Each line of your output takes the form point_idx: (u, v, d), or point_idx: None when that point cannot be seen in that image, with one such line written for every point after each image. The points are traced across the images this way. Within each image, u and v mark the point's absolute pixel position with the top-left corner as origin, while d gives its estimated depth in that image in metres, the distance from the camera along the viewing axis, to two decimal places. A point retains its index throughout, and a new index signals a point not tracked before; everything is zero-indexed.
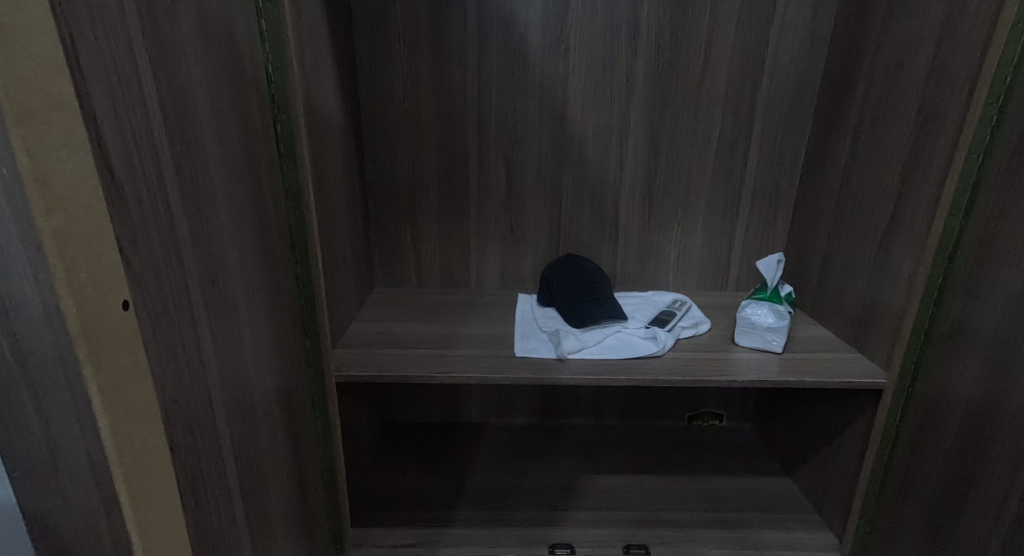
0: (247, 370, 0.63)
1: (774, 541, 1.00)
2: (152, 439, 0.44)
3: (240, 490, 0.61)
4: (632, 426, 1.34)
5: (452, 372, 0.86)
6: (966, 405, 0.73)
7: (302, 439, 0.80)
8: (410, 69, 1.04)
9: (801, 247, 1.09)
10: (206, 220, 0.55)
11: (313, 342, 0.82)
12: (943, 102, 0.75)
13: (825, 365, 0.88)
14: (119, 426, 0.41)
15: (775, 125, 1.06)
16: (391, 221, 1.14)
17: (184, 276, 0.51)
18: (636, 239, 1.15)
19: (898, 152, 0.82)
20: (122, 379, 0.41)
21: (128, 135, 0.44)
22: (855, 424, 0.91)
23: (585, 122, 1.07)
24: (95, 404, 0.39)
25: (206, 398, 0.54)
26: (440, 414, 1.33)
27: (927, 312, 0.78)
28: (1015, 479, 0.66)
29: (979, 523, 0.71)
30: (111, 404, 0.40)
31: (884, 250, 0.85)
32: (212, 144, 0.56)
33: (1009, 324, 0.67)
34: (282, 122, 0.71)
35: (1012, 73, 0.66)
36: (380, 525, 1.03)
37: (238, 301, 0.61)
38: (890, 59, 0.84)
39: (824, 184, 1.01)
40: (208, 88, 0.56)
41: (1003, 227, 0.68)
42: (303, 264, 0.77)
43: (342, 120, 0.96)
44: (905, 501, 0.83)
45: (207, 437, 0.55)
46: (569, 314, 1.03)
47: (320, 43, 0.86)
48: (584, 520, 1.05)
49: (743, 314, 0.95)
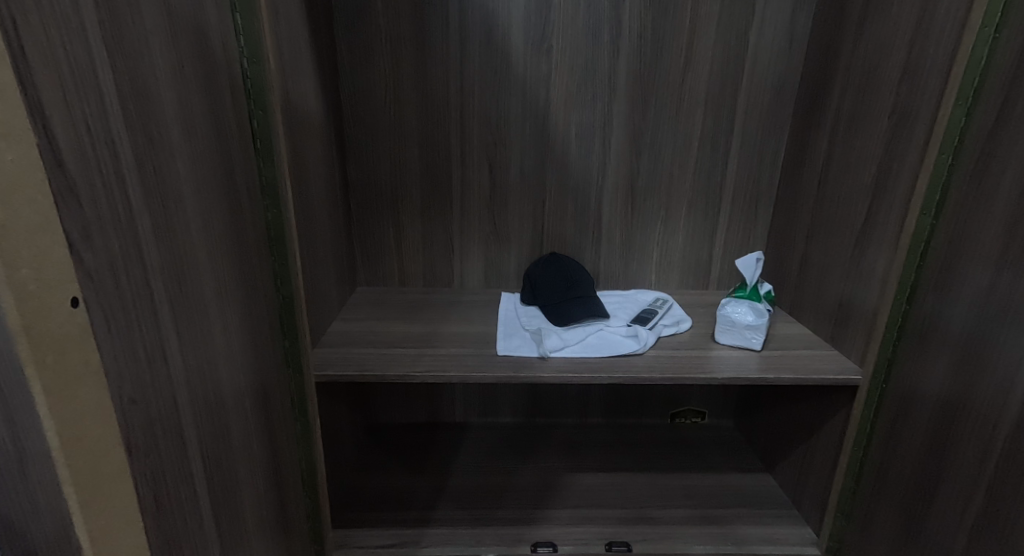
0: (222, 372, 0.60)
1: (754, 535, 1.01)
2: (105, 442, 0.41)
3: (214, 498, 0.58)
4: (614, 424, 1.34)
5: (434, 372, 0.85)
6: (935, 399, 0.75)
7: (281, 441, 0.78)
8: (391, 64, 1.03)
9: (779, 246, 1.11)
10: (173, 217, 0.51)
11: (291, 345, 0.79)
12: (914, 105, 0.76)
13: (803, 363, 0.90)
14: (68, 427, 0.38)
15: (754, 126, 1.08)
16: (372, 219, 1.12)
17: (146, 274, 0.48)
18: (619, 238, 1.16)
19: (873, 153, 0.84)
20: (71, 379, 0.39)
21: (82, 126, 0.41)
22: (832, 420, 0.93)
23: (567, 120, 1.07)
24: (39, 404, 0.36)
25: (175, 403, 0.51)
26: (423, 414, 1.32)
27: (900, 311, 0.80)
28: (982, 472, 0.68)
29: (948, 514, 0.73)
30: (57, 405, 0.37)
31: (859, 249, 0.87)
32: (182, 136, 0.53)
33: (978, 320, 0.68)
34: (259, 118, 0.67)
35: (980, 78, 0.68)
36: (360, 527, 1.02)
37: (212, 301, 0.58)
38: (865, 62, 0.86)
39: (802, 184, 1.03)
40: (177, 77, 0.52)
41: (970, 228, 0.70)
42: (282, 263, 0.74)
43: (322, 116, 0.94)
44: (880, 495, 0.85)
45: (179, 444, 0.52)
46: (552, 313, 1.03)
47: (299, 36, 0.84)
48: (565, 518, 1.05)
49: (723, 312, 0.96)
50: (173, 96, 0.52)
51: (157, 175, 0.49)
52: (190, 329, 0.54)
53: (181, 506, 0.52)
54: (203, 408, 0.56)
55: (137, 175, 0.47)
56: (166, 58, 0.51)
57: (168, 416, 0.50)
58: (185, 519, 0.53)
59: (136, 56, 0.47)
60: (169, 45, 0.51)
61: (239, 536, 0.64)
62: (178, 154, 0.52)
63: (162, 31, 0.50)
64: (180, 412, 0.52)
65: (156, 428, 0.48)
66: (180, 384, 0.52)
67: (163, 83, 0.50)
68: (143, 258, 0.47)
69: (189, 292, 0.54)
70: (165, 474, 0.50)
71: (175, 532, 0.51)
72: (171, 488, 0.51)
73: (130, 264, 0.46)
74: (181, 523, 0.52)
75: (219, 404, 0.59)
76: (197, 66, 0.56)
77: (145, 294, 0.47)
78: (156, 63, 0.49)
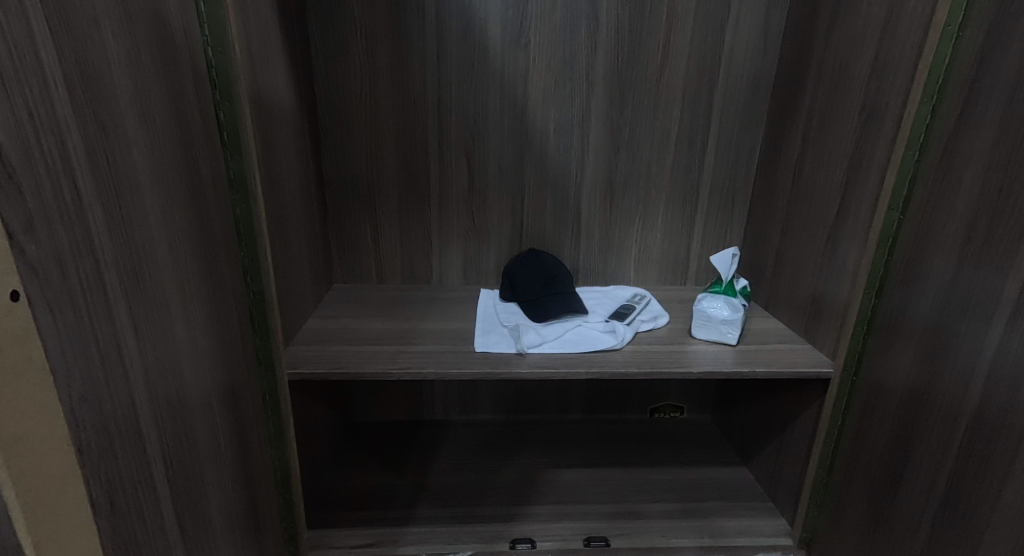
0: (184, 370, 0.58)
1: (731, 527, 1.02)
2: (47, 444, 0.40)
3: (176, 501, 0.56)
4: (594, 419, 1.34)
5: (410, 369, 0.84)
6: (902, 391, 0.76)
7: (252, 441, 0.76)
8: (366, 58, 1.01)
9: (755, 241, 1.12)
10: (129, 212, 0.50)
11: (262, 343, 0.77)
12: (883, 101, 0.77)
13: (777, 356, 0.91)
14: (7, 427, 0.37)
15: (730, 123, 1.08)
16: (349, 214, 1.11)
17: (99, 269, 0.46)
18: (598, 234, 1.15)
19: (843, 151, 0.84)
20: (8, 377, 0.37)
21: (21, 114, 0.40)
22: (805, 412, 0.94)
23: (544, 116, 1.06)
24: None
25: (131, 403, 0.49)
26: (402, 413, 1.30)
27: (869, 305, 0.81)
28: (943, 461, 0.69)
29: (913, 504, 0.74)
30: None
31: (831, 244, 0.88)
32: (138, 126, 0.51)
33: (942, 312, 0.70)
34: (226, 110, 0.66)
35: (944, 74, 0.69)
36: (337, 526, 1.00)
37: (172, 297, 0.56)
38: (837, 59, 0.87)
39: (777, 181, 1.04)
40: (132, 64, 0.50)
41: (933, 223, 0.71)
42: (252, 259, 0.72)
43: (295, 110, 0.92)
44: (850, 486, 0.86)
45: (136, 444, 0.50)
46: (530, 309, 1.03)
47: (269, 27, 0.82)
48: (544, 514, 1.05)
49: (699, 307, 0.96)
50: (129, 84, 0.50)
51: (110, 166, 0.48)
52: (149, 326, 0.52)
53: (140, 508, 0.50)
54: (165, 407, 0.54)
55: (89, 166, 0.45)
56: (121, 44, 0.49)
57: (126, 415, 0.49)
58: (145, 520, 0.51)
59: (87, 41, 0.45)
60: (124, 31, 0.50)
61: (205, 538, 0.62)
62: (134, 144, 0.51)
63: (116, 16, 0.49)
64: (138, 411, 0.50)
65: (111, 426, 0.47)
66: (138, 382, 0.50)
67: (117, 71, 0.49)
68: (96, 252, 0.46)
69: (148, 287, 0.52)
70: (122, 475, 0.48)
71: (133, 536, 0.50)
72: (129, 489, 0.49)
73: (79, 256, 0.44)
74: (140, 526, 0.51)
75: (182, 404, 0.58)
76: (156, 53, 0.54)
77: (97, 290, 0.46)
78: (109, 49, 0.48)
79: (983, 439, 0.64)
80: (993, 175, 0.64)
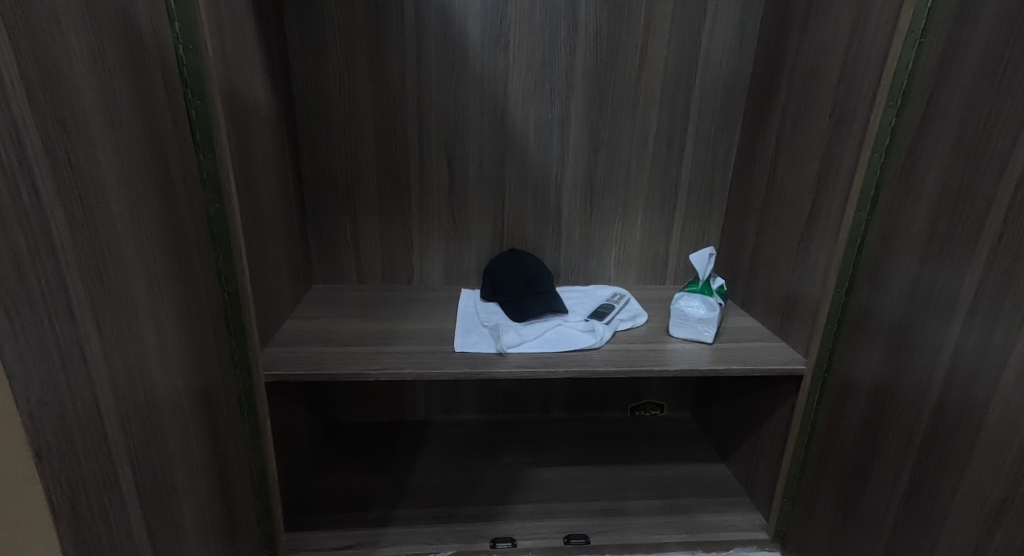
0: (154, 372, 0.57)
1: (709, 522, 1.04)
2: None
3: (144, 505, 0.55)
4: (575, 418, 1.35)
5: (389, 369, 0.83)
6: (871, 386, 0.77)
7: (227, 443, 0.76)
8: (344, 57, 1.01)
9: (732, 241, 1.13)
10: (94, 215, 0.49)
11: (238, 344, 0.76)
12: (851, 105, 0.79)
13: (752, 354, 0.92)
14: None
15: (707, 124, 1.10)
16: (327, 214, 1.10)
17: (61, 271, 0.45)
18: (579, 233, 1.16)
19: (815, 153, 0.86)
20: None
21: None
22: (780, 408, 0.96)
23: (524, 116, 1.07)
24: None
25: (95, 408, 0.48)
26: (383, 413, 1.30)
27: (839, 302, 0.83)
28: (907, 455, 0.71)
29: (880, 497, 0.76)
30: None
31: (804, 244, 0.89)
32: (103, 126, 0.50)
33: (905, 309, 0.72)
34: (197, 108, 0.65)
35: (908, 79, 0.71)
36: (317, 528, 1.00)
37: (140, 299, 0.55)
38: (808, 63, 0.88)
39: (752, 181, 1.06)
40: (95, 62, 0.50)
41: (897, 223, 0.73)
42: (226, 260, 0.71)
43: (271, 108, 0.92)
44: (822, 479, 0.88)
45: (102, 448, 0.49)
46: (509, 309, 1.03)
47: (244, 25, 0.82)
48: (525, 512, 1.06)
49: (676, 306, 0.97)
50: (92, 82, 0.49)
51: (73, 166, 0.47)
52: (116, 329, 0.52)
53: (105, 512, 0.50)
54: (132, 410, 0.54)
55: (48, 164, 0.44)
56: (84, 42, 0.48)
57: (90, 420, 0.48)
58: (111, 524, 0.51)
59: (46, 39, 0.45)
60: (87, 28, 0.49)
61: (176, 541, 0.62)
62: (100, 145, 0.50)
63: (78, 13, 0.48)
64: (104, 416, 0.49)
65: (72, 431, 0.46)
66: (103, 385, 0.50)
67: (79, 69, 0.48)
68: (57, 254, 0.45)
69: (114, 290, 0.52)
70: (87, 480, 0.48)
71: (99, 539, 0.49)
72: (93, 493, 0.48)
73: (38, 257, 0.44)
74: (106, 530, 0.50)
75: (152, 407, 0.57)
76: (123, 51, 0.53)
77: (59, 292, 0.45)
78: (71, 47, 0.47)
79: (943, 432, 0.66)
80: (952, 177, 0.65)
